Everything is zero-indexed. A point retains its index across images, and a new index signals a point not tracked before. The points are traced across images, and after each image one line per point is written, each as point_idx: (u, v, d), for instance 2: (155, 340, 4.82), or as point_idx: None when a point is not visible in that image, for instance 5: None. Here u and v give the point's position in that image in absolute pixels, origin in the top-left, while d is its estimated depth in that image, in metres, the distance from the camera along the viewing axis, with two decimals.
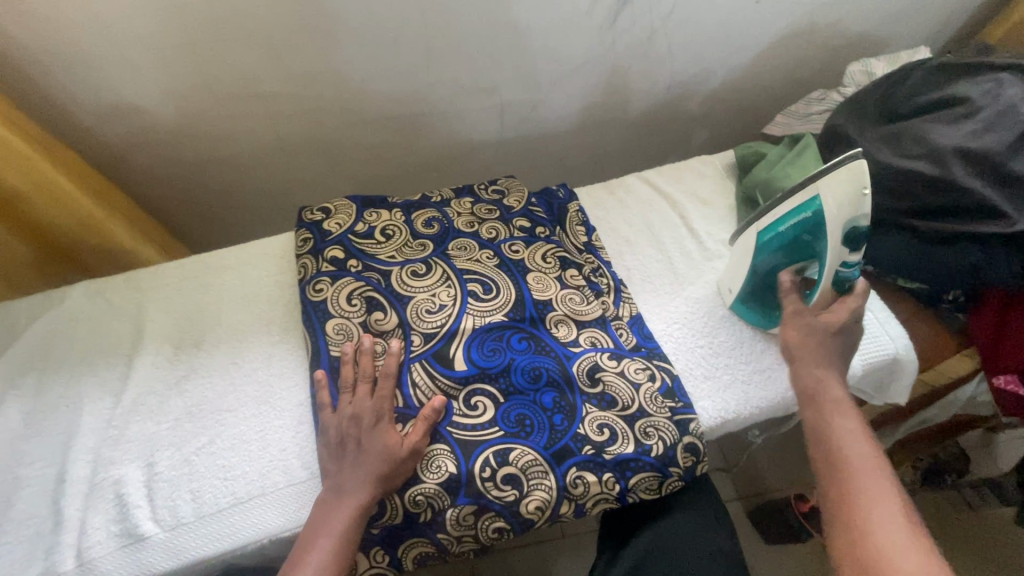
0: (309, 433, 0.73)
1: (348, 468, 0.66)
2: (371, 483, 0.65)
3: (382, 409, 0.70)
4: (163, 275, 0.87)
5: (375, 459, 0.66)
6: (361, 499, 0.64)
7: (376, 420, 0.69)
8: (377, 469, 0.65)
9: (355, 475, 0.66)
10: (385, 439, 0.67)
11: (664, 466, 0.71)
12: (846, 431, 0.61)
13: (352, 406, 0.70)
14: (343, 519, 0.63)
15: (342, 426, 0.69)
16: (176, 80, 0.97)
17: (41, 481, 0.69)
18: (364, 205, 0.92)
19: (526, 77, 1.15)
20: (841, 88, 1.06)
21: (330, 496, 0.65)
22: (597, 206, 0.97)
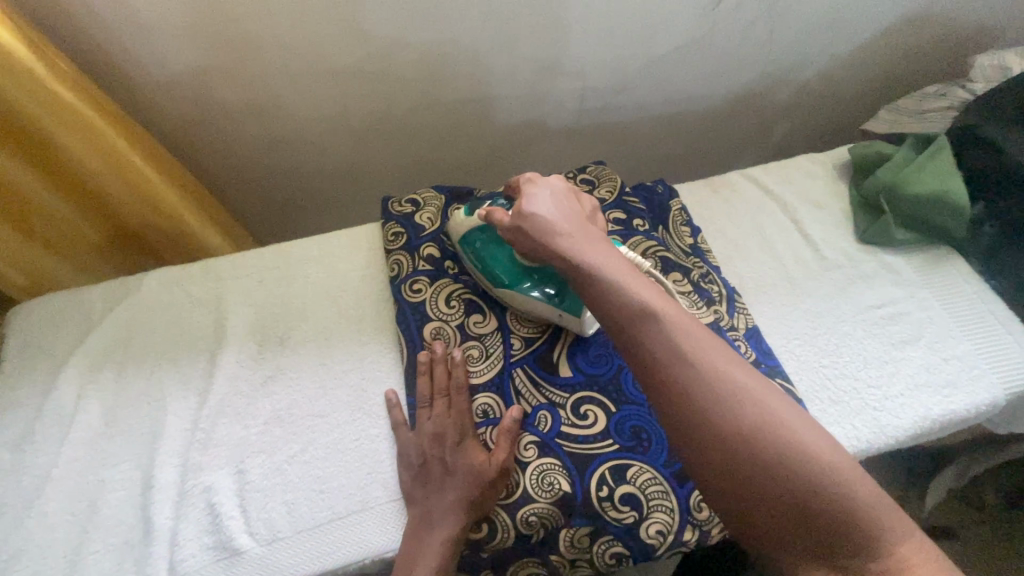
0: (387, 446, 0.68)
1: (436, 491, 0.61)
2: (461, 509, 0.60)
3: (462, 425, 0.65)
4: (241, 264, 0.81)
5: (463, 480, 0.61)
6: (452, 528, 0.59)
7: (459, 437, 0.64)
8: (465, 493, 0.60)
9: (441, 502, 0.60)
10: (470, 459, 0.62)
11: None
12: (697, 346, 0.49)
13: (432, 423, 0.65)
14: (437, 550, 0.58)
15: (423, 445, 0.64)
16: (251, 53, 0.90)
17: (127, 485, 0.65)
18: (453, 198, 0.85)
19: (614, 62, 1.07)
20: (967, 84, 0.97)
21: (419, 526, 0.60)
22: (700, 205, 0.90)
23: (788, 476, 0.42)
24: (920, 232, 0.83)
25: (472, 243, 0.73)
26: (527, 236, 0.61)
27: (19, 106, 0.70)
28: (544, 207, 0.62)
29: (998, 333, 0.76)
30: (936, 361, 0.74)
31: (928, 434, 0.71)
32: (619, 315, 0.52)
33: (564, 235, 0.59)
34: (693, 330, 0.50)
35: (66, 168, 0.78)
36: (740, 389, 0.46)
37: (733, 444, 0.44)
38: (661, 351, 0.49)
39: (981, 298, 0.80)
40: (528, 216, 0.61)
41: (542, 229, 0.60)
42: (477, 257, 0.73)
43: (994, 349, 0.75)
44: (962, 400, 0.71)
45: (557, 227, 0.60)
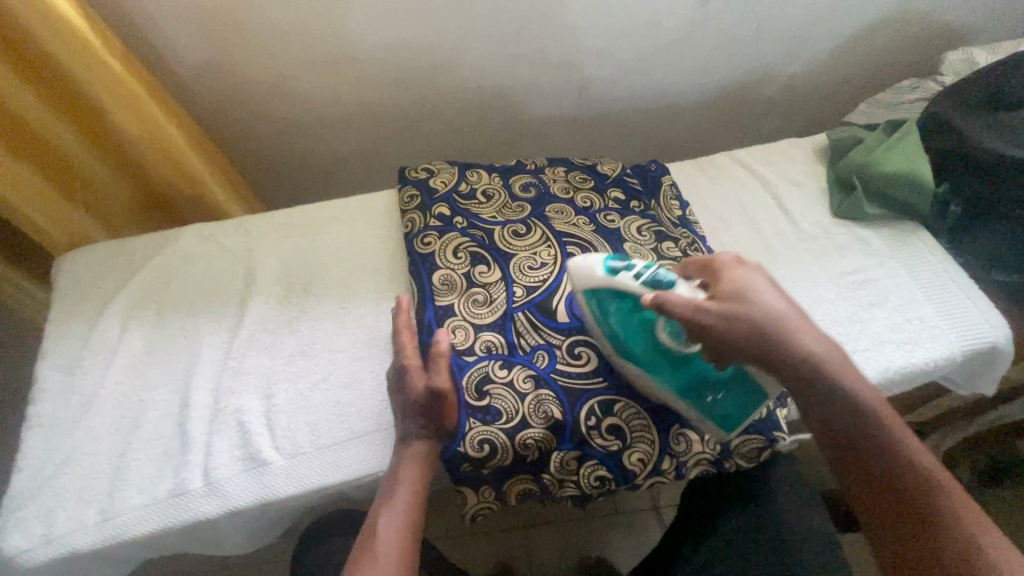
0: None
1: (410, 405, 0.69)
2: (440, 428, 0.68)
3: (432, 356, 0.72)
4: (270, 221, 0.90)
5: (431, 395, 0.68)
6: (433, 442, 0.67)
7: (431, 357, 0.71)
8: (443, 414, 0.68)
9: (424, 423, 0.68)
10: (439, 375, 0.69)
11: (765, 430, 0.73)
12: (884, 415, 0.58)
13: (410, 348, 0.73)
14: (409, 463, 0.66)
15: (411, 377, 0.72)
16: (282, 37, 1.00)
17: (165, 406, 0.72)
18: (464, 167, 0.94)
19: (613, 54, 1.16)
20: (936, 79, 1.06)
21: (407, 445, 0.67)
22: (689, 182, 0.98)
23: (942, 509, 0.53)
24: (889, 209, 0.92)
25: (609, 310, 0.66)
26: (729, 312, 0.61)
27: (71, 72, 0.78)
28: (760, 289, 0.63)
29: (959, 299, 0.83)
30: (899, 321, 0.82)
31: (890, 382, 0.78)
32: (819, 384, 0.59)
33: (772, 314, 0.61)
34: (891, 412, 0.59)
35: (106, 130, 0.87)
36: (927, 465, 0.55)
37: (899, 475, 0.55)
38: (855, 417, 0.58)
39: (945, 268, 0.87)
40: (735, 294, 0.62)
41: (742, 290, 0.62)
42: (604, 309, 0.66)
43: (954, 312, 0.82)
44: (922, 355, 0.78)
45: (768, 307, 0.61)
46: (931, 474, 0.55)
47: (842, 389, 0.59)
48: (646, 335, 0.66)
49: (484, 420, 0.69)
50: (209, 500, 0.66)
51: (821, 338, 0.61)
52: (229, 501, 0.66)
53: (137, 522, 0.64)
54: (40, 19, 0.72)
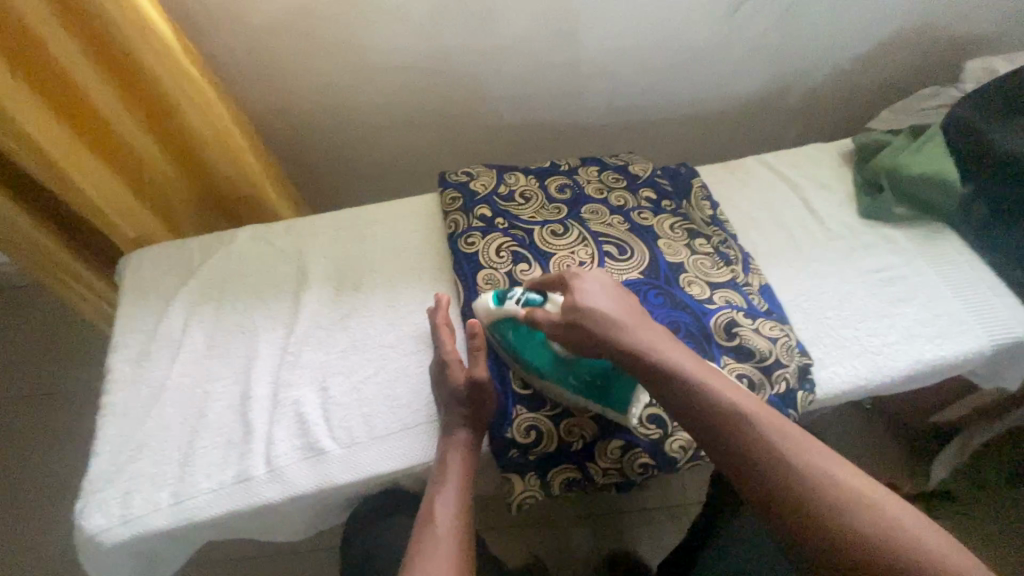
0: None
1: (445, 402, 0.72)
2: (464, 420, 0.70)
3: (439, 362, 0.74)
4: (319, 223, 0.94)
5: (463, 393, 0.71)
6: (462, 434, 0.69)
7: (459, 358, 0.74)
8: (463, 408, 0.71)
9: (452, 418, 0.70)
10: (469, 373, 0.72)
11: (784, 407, 0.75)
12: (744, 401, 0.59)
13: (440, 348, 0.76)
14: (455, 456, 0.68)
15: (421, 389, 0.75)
16: (331, 48, 1.05)
17: (228, 397, 0.76)
18: (502, 171, 0.98)
19: (641, 63, 1.20)
20: (959, 85, 1.08)
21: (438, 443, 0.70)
22: (718, 185, 1.01)
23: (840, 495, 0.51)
24: (916, 210, 0.94)
25: (510, 334, 0.76)
26: (594, 328, 0.67)
27: (155, 82, 0.85)
28: (602, 304, 0.68)
29: (987, 297, 0.86)
30: (928, 317, 0.84)
31: (919, 377, 0.80)
32: (706, 418, 0.58)
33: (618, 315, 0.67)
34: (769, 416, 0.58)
35: (183, 137, 0.94)
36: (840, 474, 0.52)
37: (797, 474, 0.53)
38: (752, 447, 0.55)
39: (972, 267, 0.89)
40: (580, 309, 0.68)
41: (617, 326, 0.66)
42: (510, 340, 0.75)
43: (983, 310, 0.84)
44: (951, 348, 0.81)
45: (621, 324, 0.66)
46: (833, 482, 0.52)
47: (696, 395, 0.60)
48: (539, 344, 0.75)
49: (529, 407, 0.74)
50: (272, 485, 0.70)
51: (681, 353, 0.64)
52: (291, 487, 0.70)
53: (207, 506, 0.68)
54: (141, 36, 0.79)
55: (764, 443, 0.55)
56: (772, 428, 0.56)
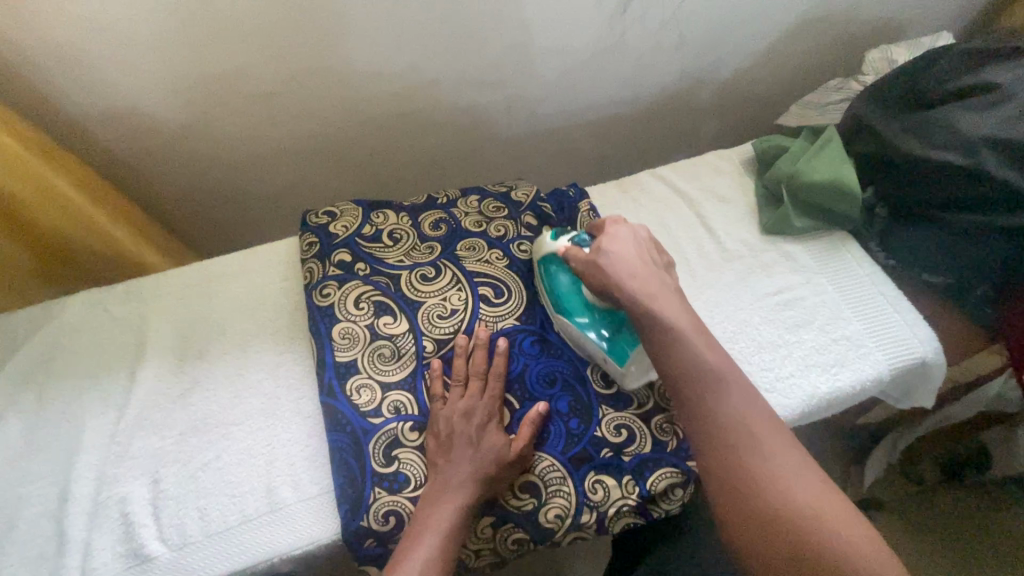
0: (300, 445, 0.71)
1: (459, 462, 0.63)
2: (472, 484, 0.62)
3: (493, 409, 0.68)
4: (164, 282, 0.84)
5: (487, 459, 0.64)
6: (466, 498, 0.61)
7: (488, 419, 0.67)
8: (482, 469, 0.63)
9: (461, 479, 0.62)
10: (496, 440, 0.65)
11: (681, 461, 0.69)
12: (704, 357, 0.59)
13: (465, 400, 0.68)
14: (450, 523, 0.59)
15: (453, 419, 0.66)
16: (178, 79, 0.94)
17: (43, 502, 0.67)
18: (371, 207, 0.89)
19: (535, 72, 1.12)
20: (860, 77, 1.02)
21: (433, 496, 0.62)
22: (610, 204, 0.93)
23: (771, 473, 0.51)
24: (818, 220, 0.88)
25: (557, 274, 0.77)
26: (602, 279, 0.68)
27: None
28: (625, 264, 0.68)
29: (887, 313, 0.80)
30: (826, 342, 0.78)
31: (818, 409, 0.74)
32: (675, 372, 0.59)
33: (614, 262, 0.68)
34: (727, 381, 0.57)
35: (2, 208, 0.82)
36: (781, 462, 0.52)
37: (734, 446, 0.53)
38: (723, 420, 0.55)
39: (873, 281, 0.83)
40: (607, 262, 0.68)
41: (612, 266, 0.68)
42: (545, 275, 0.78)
43: (883, 328, 0.79)
44: (848, 377, 0.75)
45: (631, 271, 0.67)
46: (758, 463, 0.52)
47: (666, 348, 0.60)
48: (572, 289, 0.76)
49: (389, 489, 0.65)
50: None
51: (666, 305, 0.63)
52: None
53: None
54: None
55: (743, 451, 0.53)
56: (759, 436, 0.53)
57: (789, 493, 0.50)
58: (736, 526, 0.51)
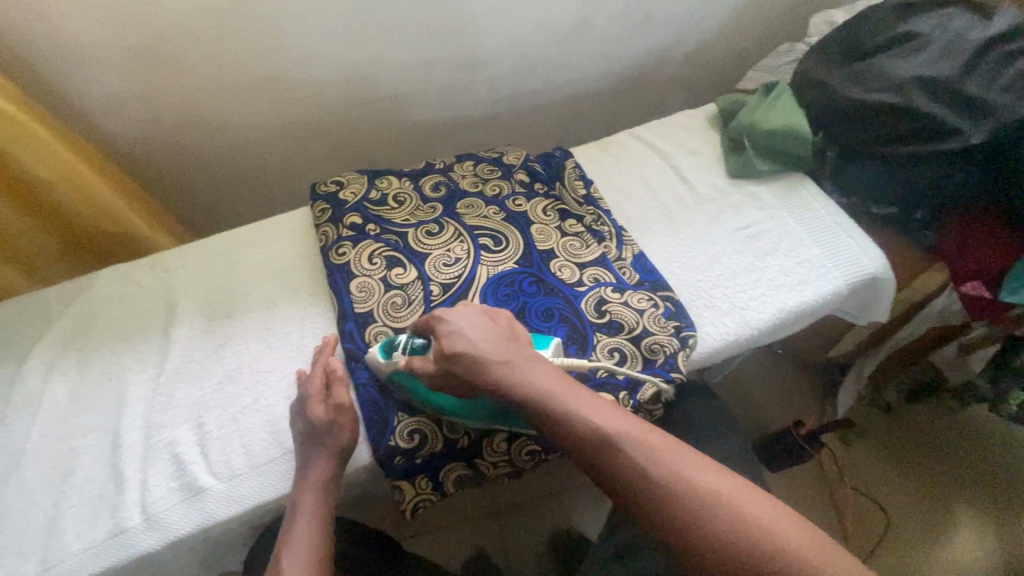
0: None
1: (304, 448, 0.69)
2: (329, 451, 0.68)
3: (309, 392, 0.72)
4: (187, 253, 0.91)
5: (317, 435, 0.69)
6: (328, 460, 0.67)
7: (307, 401, 0.72)
8: (322, 444, 0.68)
9: (320, 450, 0.68)
10: (316, 416, 0.70)
11: (666, 372, 0.78)
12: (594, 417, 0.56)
13: (298, 395, 0.73)
14: (312, 498, 0.65)
15: (290, 419, 0.72)
16: (182, 67, 1.00)
17: (97, 450, 0.73)
18: (375, 176, 0.96)
19: (515, 50, 1.20)
20: (808, 40, 1.14)
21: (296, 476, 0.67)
22: (593, 162, 1.03)
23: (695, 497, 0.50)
24: (777, 164, 0.98)
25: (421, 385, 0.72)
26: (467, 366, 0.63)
27: None
28: (487, 346, 0.64)
29: (843, 239, 0.91)
30: (791, 265, 0.88)
31: (788, 323, 0.85)
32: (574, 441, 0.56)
33: (485, 345, 0.64)
34: (616, 422, 0.56)
35: (29, 190, 0.87)
36: (714, 484, 0.51)
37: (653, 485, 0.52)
38: (617, 460, 0.54)
39: (828, 212, 0.94)
40: (452, 355, 0.64)
41: (518, 373, 0.62)
42: (414, 391, 0.72)
43: (839, 251, 0.89)
44: (811, 294, 0.85)
45: (495, 360, 0.63)
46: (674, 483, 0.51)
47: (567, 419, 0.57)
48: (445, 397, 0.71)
49: (409, 414, 0.74)
50: (150, 533, 0.67)
51: (541, 372, 0.61)
52: (170, 532, 0.67)
53: (80, 566, 0.65)
54: None
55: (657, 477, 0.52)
56: (660, 452, 0.53)
57: (695, 500, 0.50)
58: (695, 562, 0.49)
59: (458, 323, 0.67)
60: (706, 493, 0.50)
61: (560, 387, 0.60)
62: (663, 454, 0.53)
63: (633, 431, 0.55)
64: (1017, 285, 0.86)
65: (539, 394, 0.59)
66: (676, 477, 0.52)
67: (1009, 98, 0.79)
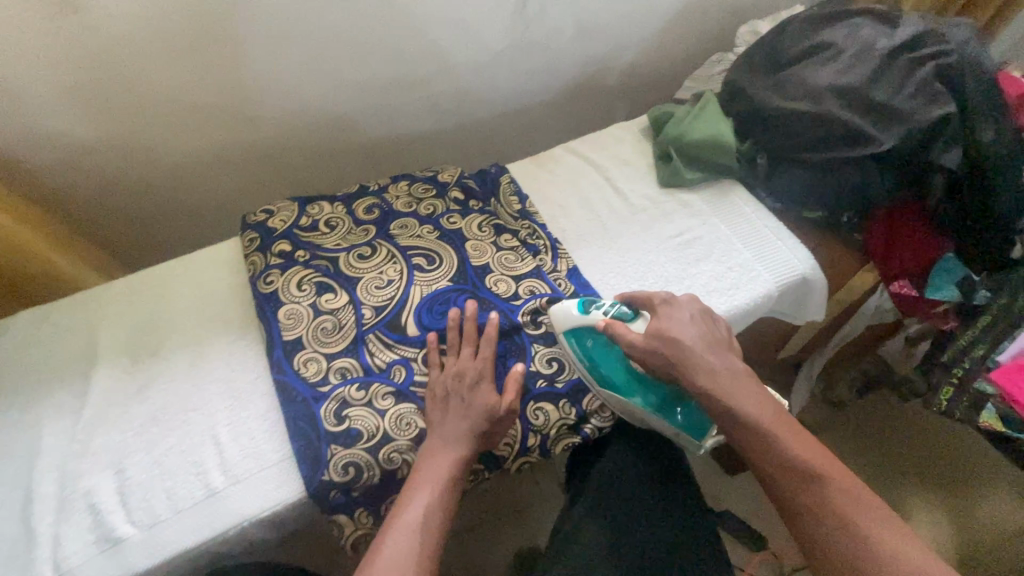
0: (259, 419, 0.75)
1: (450, 420, 0.70)
2: (469, 437, 0.68)
3: (483, 369, 0.74)
4: (109, 291, 0.87)
5: (477, 414, 0.70)
6: (464, 449, 0.68)
7: (478, 378, 0.73)
8: (475, 423, 0.69)
9: (462, 423, 0.69)
10: (484, 397, 0.71)
11: None
12: (753, 408, 0.66)
13: (456, 365, 0.74)
14: (445, 470, 0.66)
15: (448, 383, 0.73)
16: (103, 101, 0.97)
17: (7, 505, 0.69)
18: (306, 202, 0.95)
19: (452, 70, 1.21)
20: (735, 49, 1.17)
21: (429, 447, 0.68)
22: (528, 177, 1.03)
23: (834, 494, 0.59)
24: (709, 172, 1.00)
25: (590, 345, 0.77)
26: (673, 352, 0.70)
27: None
28: (688, 333, 0.72)
29: (773, 242, 0.92)
30: (724, 269, 0.89)
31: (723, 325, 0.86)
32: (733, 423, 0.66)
33: (701, 337, 0.72)
34: (780, 420, 0.65)
35: None
36: (847, 485, 0.60)
37: (797, 476, 0.61)
38: (759, 439, 0.64)
39: (759, 217, 0.96)
40: (666, 338, 0.71)
41: (719, 387, 0.68)
42: (587, 352, 0.76)
43: (771, 254, 0.91)
44: (743, 296, 0.86)
45: (694, 345, 0.70)
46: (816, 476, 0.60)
47: (731, 406, 0.66)
48: (615, 359, 0.77)
49: (345, 444, 0.70)
50: None
51: (725, 362, 0.70)
52: None
53: None
54: None
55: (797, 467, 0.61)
56: (802, 447, 0.63)
57: (828, 491, 0.59)
58: (818, 543, 0.58)
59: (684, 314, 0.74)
60: (837, 491, 0.59)
61: (732, 376, 0.69)
62: (829, 471, 0.61)
63: (803, 448, 0.63)
64: (939, 283, 0.93)
65: (717, 380, 0.68)
66: (817, 474, 0.61)
67: (916, 105, 0.83)
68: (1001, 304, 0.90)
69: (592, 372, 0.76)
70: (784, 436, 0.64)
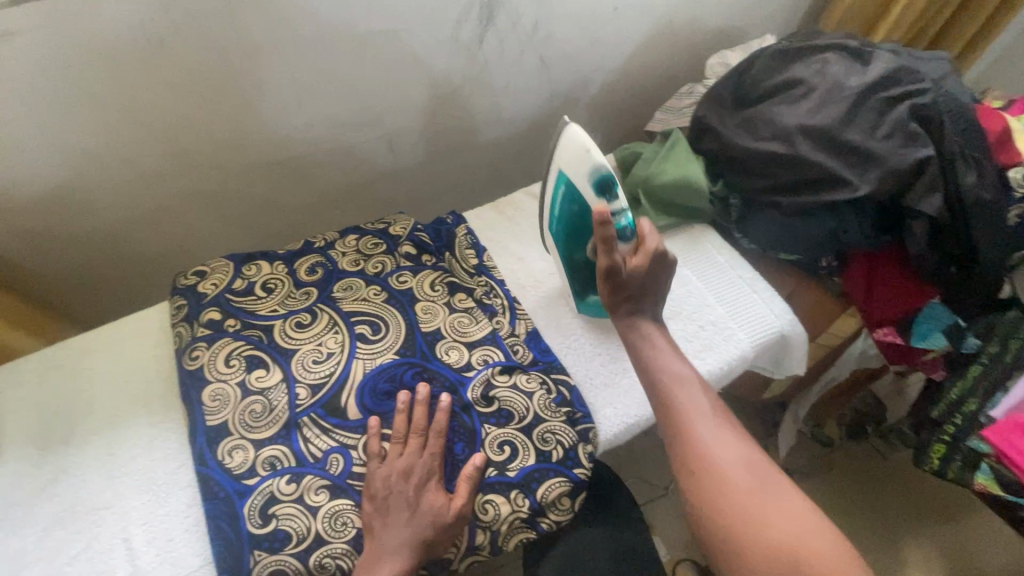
0: (178, 519, 0.67)
1: (394, 527, 0.64)
2: (409, 549, 0.63)
3: (432, 467, 0.68)
4: (21, 369, 0.79)
5: (424, 521, 0.64)
6: (402, 563, 0.62)
7: (427, 477, 0.67)
8: (419, 532, 0.63)
9: (405, 533, 0.63)
10: (431, 501, 0.65)
11: (566, 468, 0.71)
12: (686, 392, 0.64)
13: (404, 460, 0.67)
14: None
15: (392, 484, 0.66)
16: (19, 154, 0.89)
17: None
18: (243, 260, 0.87)
19: (408, 106, 1.14)
20: (705, 81, 1.11)
21: (369, 555, 0.62)
22: (487, 226, 0.96)
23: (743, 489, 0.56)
24: (677, 216, 0.94)
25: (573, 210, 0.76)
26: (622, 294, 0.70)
27: None
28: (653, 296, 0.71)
29: (747, 294, 0.86)
30: (693, 329, 0.83)
31: None
32: (665, 394, 0.64)
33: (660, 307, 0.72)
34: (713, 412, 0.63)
35: None
36: (764, 487, 0.56)
37: (710, 463, 0.58)
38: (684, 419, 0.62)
39: (732, 267, 0.90)
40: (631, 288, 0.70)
41: (658, 363, 0.67)
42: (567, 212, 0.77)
43: (744, 309, 0.85)
44: (715, 360, 0.80)
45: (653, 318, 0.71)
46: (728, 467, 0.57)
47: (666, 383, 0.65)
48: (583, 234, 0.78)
49: (271, 549, 0.63)
50: None
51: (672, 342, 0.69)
52: None
53: None
54: None
55: (716, 451, 0.59)
56: (724, 437, 0.60)
57: (737, 485, 0.56)
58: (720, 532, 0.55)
59: (641, 267, 0.69)
60: (743, 486, 0.56)
61: (675, 357, 0.68)
62: (746, 467, 0.57)
63: (725, 440, 0.60)
64: (926, 330, 0.87)
65: (657, 355, 0.68)
66: (730, 467, 0.57)
67: (891, 146, 0.77)
68: (991, 351, 0.85)
69: (559, 223, 0.79)
70: (710, 427, 0.61)
